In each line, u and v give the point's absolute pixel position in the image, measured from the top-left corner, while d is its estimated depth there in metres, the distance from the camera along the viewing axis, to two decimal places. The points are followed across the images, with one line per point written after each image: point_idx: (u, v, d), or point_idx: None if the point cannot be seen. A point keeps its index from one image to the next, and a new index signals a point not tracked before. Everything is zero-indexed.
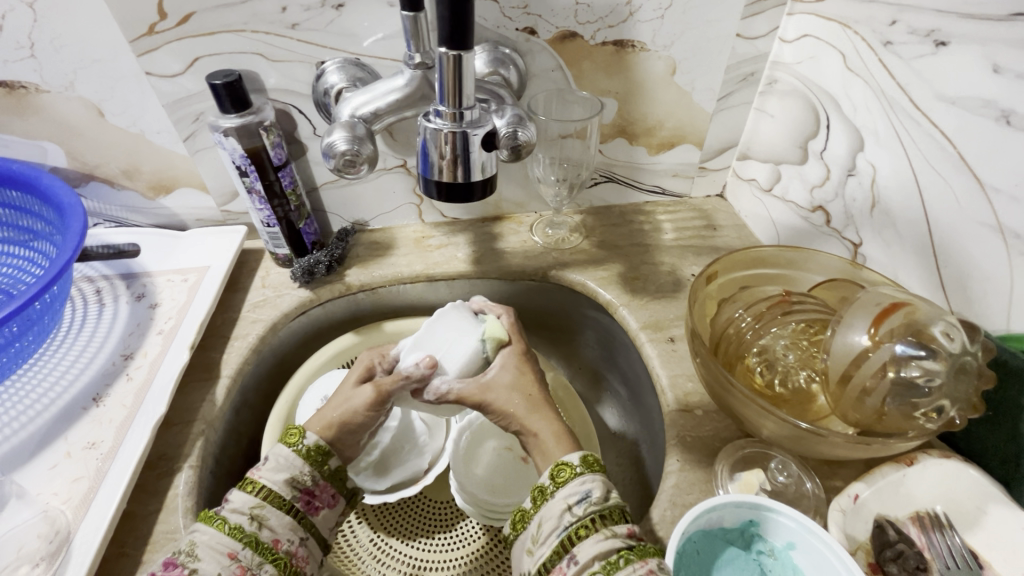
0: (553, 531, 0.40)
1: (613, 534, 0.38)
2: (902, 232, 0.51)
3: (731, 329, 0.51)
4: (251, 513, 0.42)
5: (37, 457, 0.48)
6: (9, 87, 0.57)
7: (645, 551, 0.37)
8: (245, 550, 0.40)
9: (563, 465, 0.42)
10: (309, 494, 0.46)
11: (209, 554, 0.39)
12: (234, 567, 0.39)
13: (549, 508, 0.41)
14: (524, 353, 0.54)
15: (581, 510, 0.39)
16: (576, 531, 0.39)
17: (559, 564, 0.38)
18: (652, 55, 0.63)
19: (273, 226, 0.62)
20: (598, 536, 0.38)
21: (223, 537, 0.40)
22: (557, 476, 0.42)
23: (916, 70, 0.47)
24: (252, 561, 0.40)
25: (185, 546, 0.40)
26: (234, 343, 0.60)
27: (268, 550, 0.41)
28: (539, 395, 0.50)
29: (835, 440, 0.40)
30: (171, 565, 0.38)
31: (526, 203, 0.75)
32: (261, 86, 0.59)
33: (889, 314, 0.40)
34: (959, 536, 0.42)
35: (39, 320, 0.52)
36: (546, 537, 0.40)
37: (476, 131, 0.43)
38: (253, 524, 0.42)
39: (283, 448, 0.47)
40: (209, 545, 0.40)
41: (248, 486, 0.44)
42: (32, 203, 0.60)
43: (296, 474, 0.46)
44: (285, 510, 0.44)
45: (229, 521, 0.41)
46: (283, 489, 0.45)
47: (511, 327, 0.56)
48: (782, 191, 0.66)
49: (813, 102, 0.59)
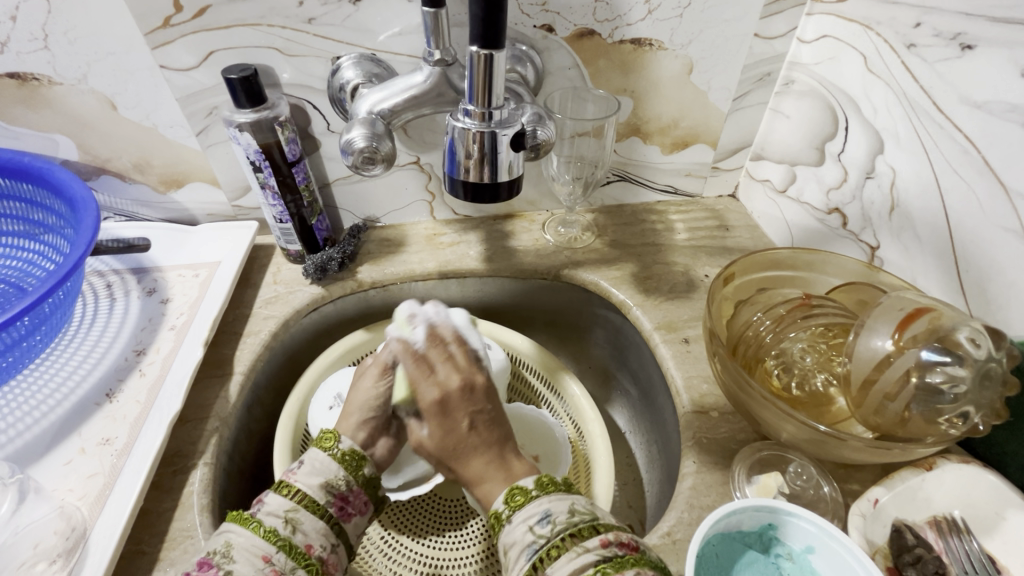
0: (522, 555, 0.39)
1: (585, 549, 0.37)
2: (921, 236, 0.51)
3: (749, 332, 0.51)
4: (286, 516, 0.43)
5: (51, 452, 0.48)
6: (21, 79, 0.56)
7: (622, 562, 0.36)
8: (279, 553, 0.40)
9: (519, 490, 0.43)
10: (343, 500, 0.46)
11: (244, 555, 0.39)
12: (268, 570, 0.39)
13: (509, 534, 0.41)
14: (438, 403, 0.48)
15: (546, 529, 0.39)
16: (545, 552, 0.38)
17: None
18: (669, 54, 0.62)
19: (286, 222, 0.62)
20: (569, 553, 0.37)
21: (257, 539, 0.40)
22: (512, 500, 0.42)
23: (940, 73, 0.46)
24: (286, 566, 0.40)
25: (220, 547, 0.40)
26: (247, 339, 0.60)
27: (301, 554, 0.41)
28: (481, 435, 0.47)
29: (855, 445, 0.40)
30: (206, 566, 0.38)
31: (538, 202, 0.75)
32: (275, 80, 0.58)
33: (914, 319, 0.40)
34: (976, 541, 0.42)
35: (51, 315, 0.52)
36: (515, 561, 0.39)
37: (505, 131, 0.43)
38: (287, 528, 0.42)
39: (318, 452, 0.48)
40: (244, 547, 0.40)
41: (283, 490, 0.44)
42: (44, 196, 0.59)
43: (330, 479, 0.46)
44: (319, 515, 0.44)
45: (263, 524, 0.41)
46: (317, 493, 0.45)
47: (417, 371, 0.50)
48: (797, 192, 0.66)
49: (832, 103, 0.58)
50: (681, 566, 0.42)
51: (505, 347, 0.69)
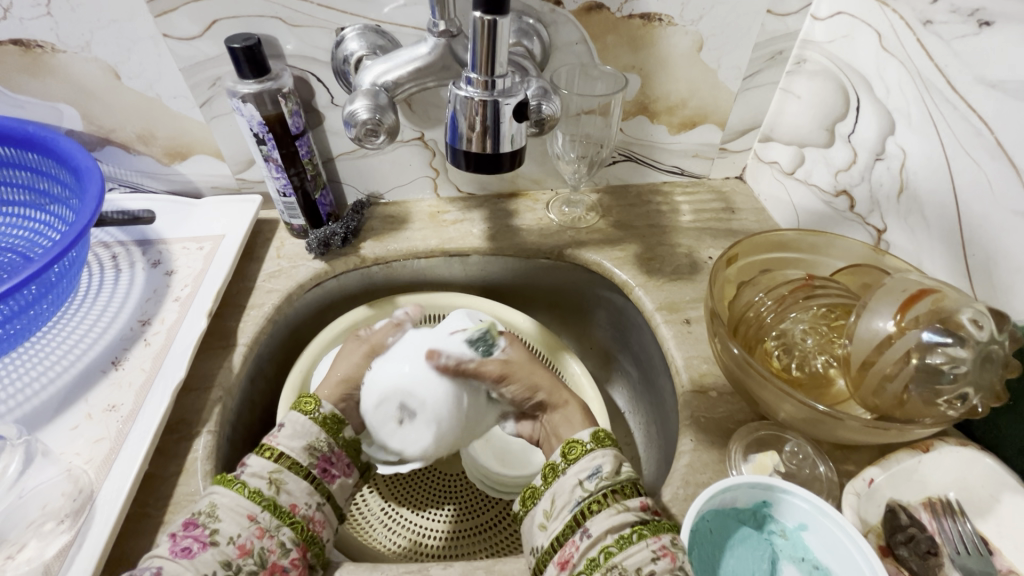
0: (566, 506, 0.42)
1: (625, 507, 0.40)
2: (929, 220, 0.50)
3: (750, 312, 0.51)
4: (269, 477, 0.43)
5: (58, 417, 0.49)
6: (25, 46, 0.56)
7: (659, 526, 0.38)
8: (265, 512, 0.41)
9: (574, 443, 0.46)
10: (327, 461, 0.47)
11: (230, 515, 0.40)
12: (254, 528, 0.40)
13: (560, 484, 0.44)
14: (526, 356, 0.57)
15: (593, 484, 0.42)
16: (588, 505, 0.41)
17: (572, 538, 0.40)
18: (679, 30, 0.61)
19: (289, 196, 0.62)
20: (609, 509, 0.40)
21: (243, 501, 0.41)
22: (569, 454, 0.45)
23: (956, 51, 0.45)
24: (271, 524, 0.41)
25: (206, 507, 0.40)
26: (250, 312, 0.60)
27: (286, 513, 0.42)
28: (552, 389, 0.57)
29: (851, 424, 0.40)
30: (191, 525, 0.39)
31: (543, 180, 0.74)
32: (279, 51, 0.58)
33: (916, 300, 0.40)
34: (970, 523, 0.42)
35: (57, 284, 0.52)
36: (559, 512, 0.42)
37: (508, 100, 0.42)
38: (272, 488, 0.43)
39: (298, 415, 0.49)
40: (229, 507, 0.40)
41: (267, 452, 0.45)
42: (50, 166, 0.60)
43: (313, 441, 0.47)
44: (303, 476, 0.45)
45: (248, 485, 0.42)
46: (300, 455, 0.46)
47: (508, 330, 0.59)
48: (805, 174, 0.65)
49: (844, 82, 0.57)
50: None
51: (507, 327, 0.69)
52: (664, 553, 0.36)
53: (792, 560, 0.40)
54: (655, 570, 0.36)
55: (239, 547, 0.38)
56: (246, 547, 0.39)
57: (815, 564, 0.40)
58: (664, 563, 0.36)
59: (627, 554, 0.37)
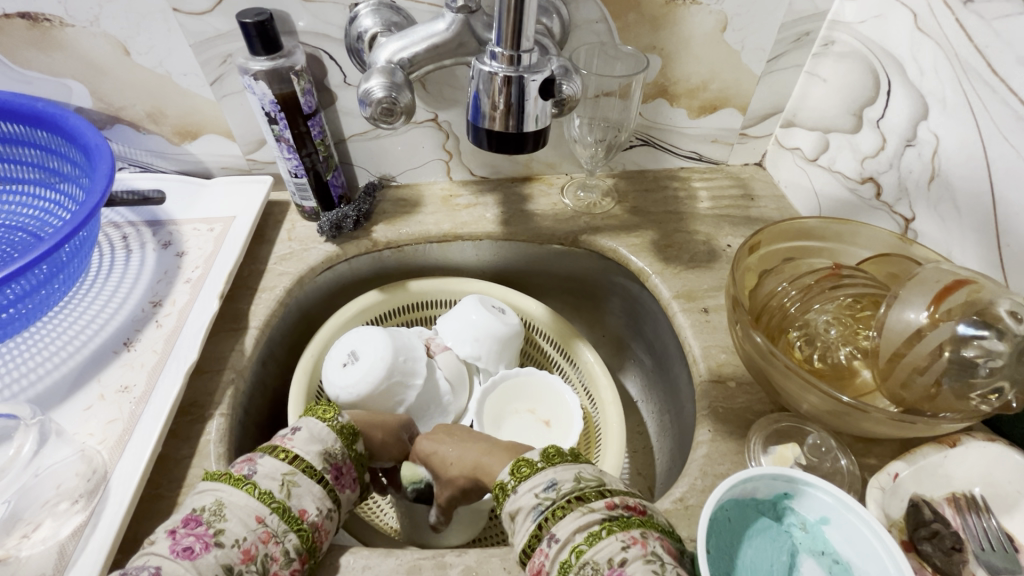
0: (528, 518, 0.40)
1: (590, 508, 0.38)
2: (961, 209, 0.49)
3: (773, 302, 0.50)
4: (282, 479, 0.41)
5: (71, 398, 0.49)
6: (32, 20, 0.55)
7: (628, 521, 0.37)
8: (273, 515, 0.39)
9: (523, 463, 0.44)
10: (338, 470, 0.46)
11: (237, 515, 0.38)
12: (261, 532, 0.38)
13: (515, 500, 0.42)
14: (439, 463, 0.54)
15: (551, 494, 0.40)
16: (551, 512, 0.39)
17: (540, 546, 0.38)
18: (703, 9, 0.59)
19: (301, 177, 0.61)
20: (574, 513, 0.39)
21: (251, 501, 0.39)
22: (518, 472, 0.44)
23: (998, 31, 0.43)
24: (277, 528, 0.38)
25: (210, 504, 0.38)
26: (262, 294, 0.60)
27: (294, 519, 0.40)
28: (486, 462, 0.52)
29: (878, 417, 0.39)
30: (194, 522, 0.37)
31: (558, 164, 0.73)
32: (291, 27, 0.56)
33: (951, 291, 0.38)
34: (995, 519, 0.42)
35: (68, 263, 0.52)
36: (521, 525, 0.41)
37: (533, 76, 0.41)
38: (283, 491, 0.41)
39: (316, 421, 0.47)
40: (237, 507, 0.38)
41: (281, 454, 0.43)
42: (59, 144, 0.59)
43: (329, 446, 0.46)
44: (315, 479, 0.43)
45: (258, 486, 0.40)
46: (315, 459, 0.44)
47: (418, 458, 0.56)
48: (829, 161, 0.63)
49: (874, 64, 0.55)
50: (693, 532, 0.41)
51: (520, 313, 0.68)
52: (634, 541, 0.36)
53: (811, 553, 0.40)
54: (627, 558, 0.35)
55: (243, 551, 0.36)
56: (251, 552, 0.37)
57: (834, 558, 0.39)
58: (635, 550, 0.35)
59: (597, 550, 0.36)
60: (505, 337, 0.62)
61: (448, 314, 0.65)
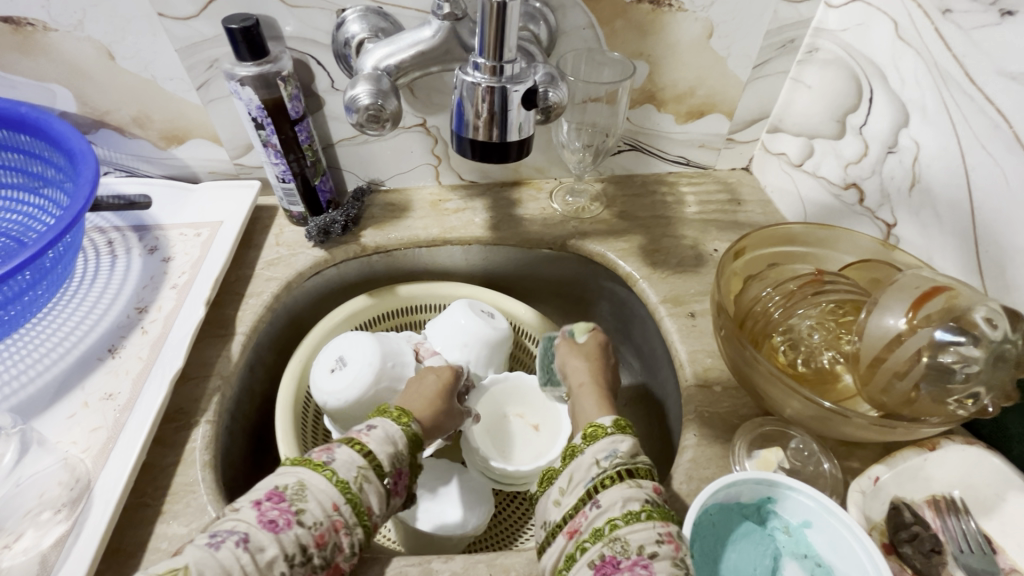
0: (581, 481, 0.41)
1: (637, 485, 0.39)
2: (941, 215, 0.49)
3: (757, 307, 0.51)
4: (357, 471, 0.41)
5: (54, 405, 0.48)
6: (15, 24, 0.55)
7: (667, 513, 0.38)
8: (347, 505, 0.39)
9: (595, 426, 0.45)
10: (398, 476, 0.44)
11: (315, 499, 0.38)
12: (335, 519, 0.38)
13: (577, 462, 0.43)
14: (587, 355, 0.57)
15: (607, 462, 0.41)
16: (600, 480, 0.40)
17: (582, 509, 0.40)
18: (689, 16, 0.60)
19: (289, 182, 0.60)
20: (621, 484, 0.39)
21: (330, 486, 0.39)
22: (589, 436, 0.44)
23: (975, 41, 0.44)
24: (350, 520, 0.39)
25: (293, 483, 0.39)
26: (249, 300, 0.59)
27: (364, 513, 0.40)
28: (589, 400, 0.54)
29: (858, 422, 0.40)
30: (277, 497, 0.38)
31: (547, 169, 0.73)
32: (278, 33, 0.56)
33: (929, 298, 0.39)
34: (974, 521, 0.42)
35: (52, 269, 0.51)
36: (573, 487, 0.41)
37: (516, 87, 0.41)
38: (358, 483, 0.41)
39: (392, 423, 0.47)
40: (317, 491, 0.39)
41: (356, 445, 0.43)
42: (43, 149, 0.58)
43: (398, 450, 0.45)
44: (381, 478, 0.42)
45: (337, 474, 0.40)
46: (383, 458, 0.43)
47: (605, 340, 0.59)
48: (813, 166, 0.64)
49: (857, 72, 0.56)
50: None
51: (509, 317, 0.69)
52: (669, 539, 0.36)
53: (794, 556, 0.40)
54: (658, 552, 0.35)
55: (318, 535, 0.37)
56: (324, 538, 0.37)
57: (817, 560, 0.40)
58: (667, 548, 0.36)
59: (632, 530, 0.37)
60: (495, 341, 0.63)
61: (437, 319, 0.65)
